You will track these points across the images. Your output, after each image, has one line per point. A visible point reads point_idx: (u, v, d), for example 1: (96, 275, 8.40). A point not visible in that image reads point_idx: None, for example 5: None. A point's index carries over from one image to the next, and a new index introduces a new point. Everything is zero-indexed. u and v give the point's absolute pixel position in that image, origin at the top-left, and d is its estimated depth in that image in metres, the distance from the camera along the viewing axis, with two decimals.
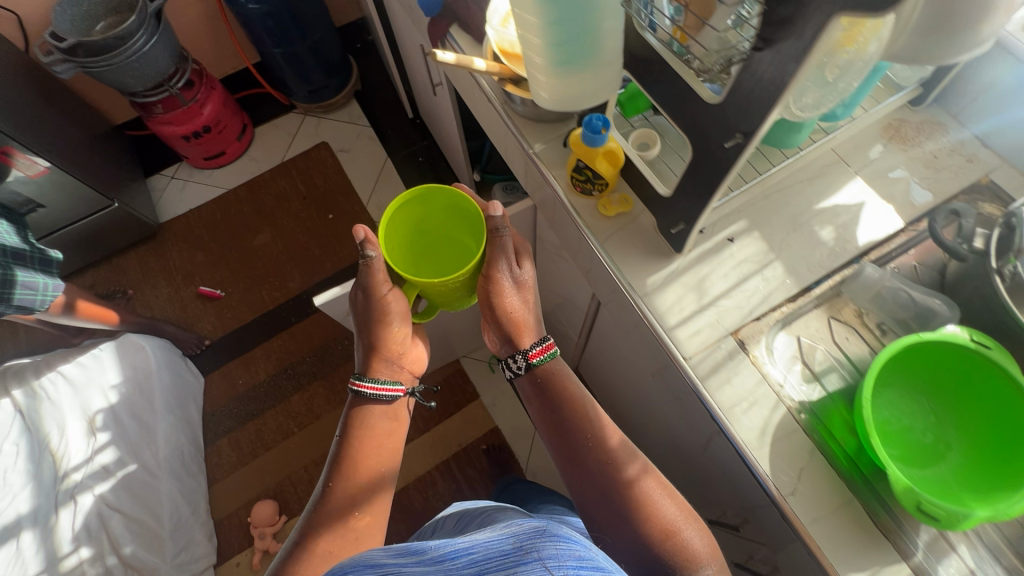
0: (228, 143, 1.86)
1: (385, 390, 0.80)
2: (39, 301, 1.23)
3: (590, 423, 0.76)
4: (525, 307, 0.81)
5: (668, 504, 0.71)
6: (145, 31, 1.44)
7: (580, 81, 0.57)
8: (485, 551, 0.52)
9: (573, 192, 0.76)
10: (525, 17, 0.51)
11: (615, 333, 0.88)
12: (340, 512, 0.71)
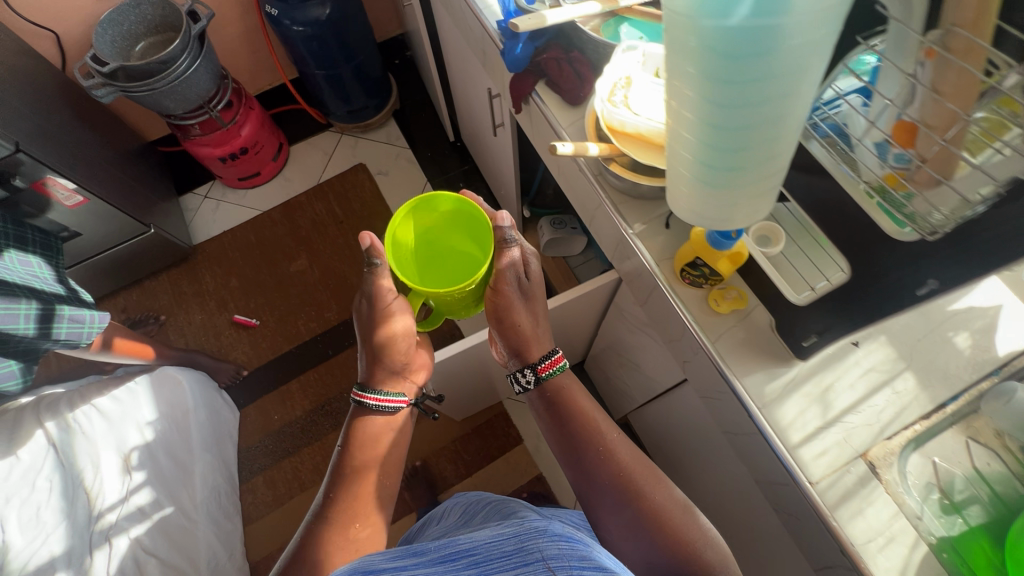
0: (264, 162, 1.80)
1: (388, 400, 0.81)
2: (86, 335, 1.19)
3: (598, 430, 0.75)
4: (533, 320, 0.80)
5: (687, 525, 0.68)
6: (188, 55, 1.38)
7: (711, 203, 0.51)
8: (486, 551, 0.55)
9: (679, 280, 0.70)
10: (679, 132, 0.47)
11: (702, 420, 0.83)
12: (345, 518, 0.73)
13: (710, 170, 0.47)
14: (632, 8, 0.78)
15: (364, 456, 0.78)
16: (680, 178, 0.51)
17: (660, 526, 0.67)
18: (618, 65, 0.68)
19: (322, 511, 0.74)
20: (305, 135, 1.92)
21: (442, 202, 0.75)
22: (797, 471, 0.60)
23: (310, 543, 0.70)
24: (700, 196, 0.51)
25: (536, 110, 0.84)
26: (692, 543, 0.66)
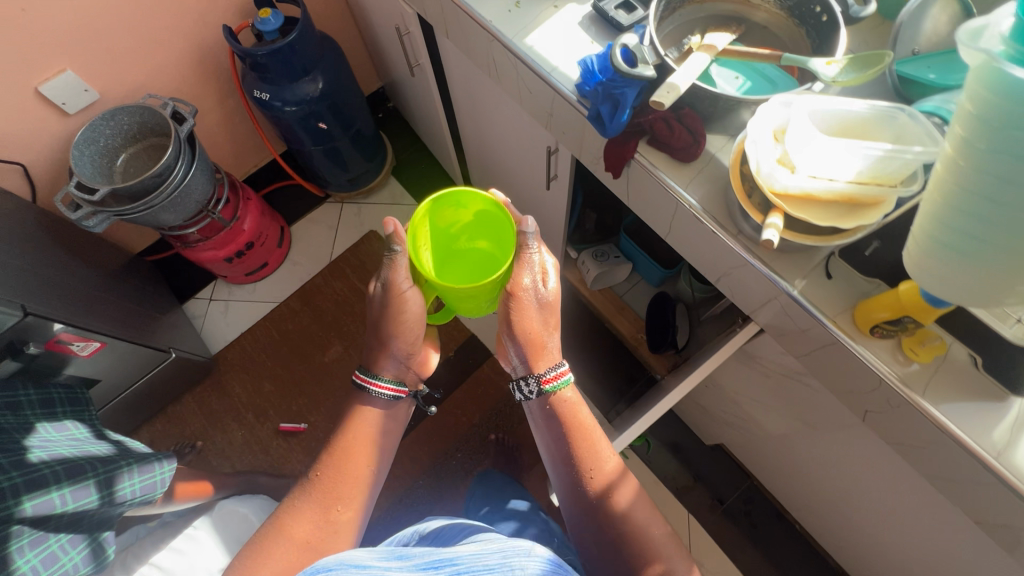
0: (271, 251, 1.67)
1: (385, 387, 0.84)
2: (159, 483, 1.09)
3: (597, 459, 0.79)
4: (545, 329, 0.83)
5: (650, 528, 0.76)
6: (184, 160, 1.26)
7: (960, 279, 0.47)
8: (470, 559, 0.57)
9: (862, 333, 0.66)
10: (941, 192, 0.44)
11: (877, 460, 0.79)
12: (324, 506, 0.75)
13: (975, 248, 0.44)
14: (724, 49, 0.72)
15: (354, 444, 0.80)
16: (920, 237, 0.48)
17: (631, 540, 0.75)
18: (770, 116, 0.64)
19: (302, 497, 0.76)
20: (303, 212, 1.79)
21: (469, 200, 0.82)
22: None
23: (290, 522, 0.74)
24: (947, 271, 0.47)
25: (639, 173, 0.78)
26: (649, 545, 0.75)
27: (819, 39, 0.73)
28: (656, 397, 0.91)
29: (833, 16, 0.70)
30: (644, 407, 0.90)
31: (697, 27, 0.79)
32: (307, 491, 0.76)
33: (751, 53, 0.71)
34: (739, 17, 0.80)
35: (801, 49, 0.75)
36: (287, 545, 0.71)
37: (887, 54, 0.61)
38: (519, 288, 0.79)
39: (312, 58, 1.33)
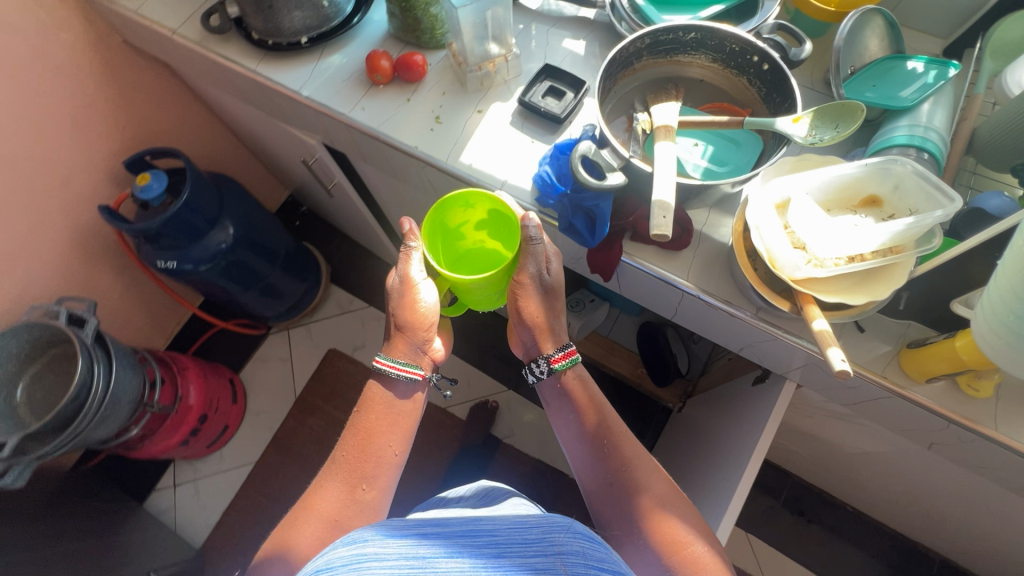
0: (228, 411, 1.49)
1: (403, 370, 0.68)
2: None
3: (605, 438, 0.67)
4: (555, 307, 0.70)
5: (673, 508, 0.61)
6: (100, 366, 1.08)
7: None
8: (509, 534, 0.43)
9: (914, 381, 0.62)
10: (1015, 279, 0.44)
11: (945, 472, 0.77)
12: (344, 487, 0.64)
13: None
14: (681, 122, 0.68)
15: (375, 426, 0.67)
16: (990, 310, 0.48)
17: (651, 527, 0.60)
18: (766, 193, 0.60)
19: (322, 480, 0.65)
20: (248, 353, 1.61)
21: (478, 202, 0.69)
22: None
23: (312, 500, 0.63)
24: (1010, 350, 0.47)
25: (630, 270, 0.72)
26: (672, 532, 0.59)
27: (767, 91, 0.70)
28: (710, 473, 0.86)
29: (776, 69, 0.67)
30: (702, 490, 0.84)
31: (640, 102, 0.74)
32: (329, 471, 0.65)
33: (710, 121, 0.67)
34: (676, 79, 0.76)
35: (751, 100, 0.72)
36: (314, 525, 0.60)
37: (862, 107, 0.58)
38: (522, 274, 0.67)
39: (212, 206, 1.19)
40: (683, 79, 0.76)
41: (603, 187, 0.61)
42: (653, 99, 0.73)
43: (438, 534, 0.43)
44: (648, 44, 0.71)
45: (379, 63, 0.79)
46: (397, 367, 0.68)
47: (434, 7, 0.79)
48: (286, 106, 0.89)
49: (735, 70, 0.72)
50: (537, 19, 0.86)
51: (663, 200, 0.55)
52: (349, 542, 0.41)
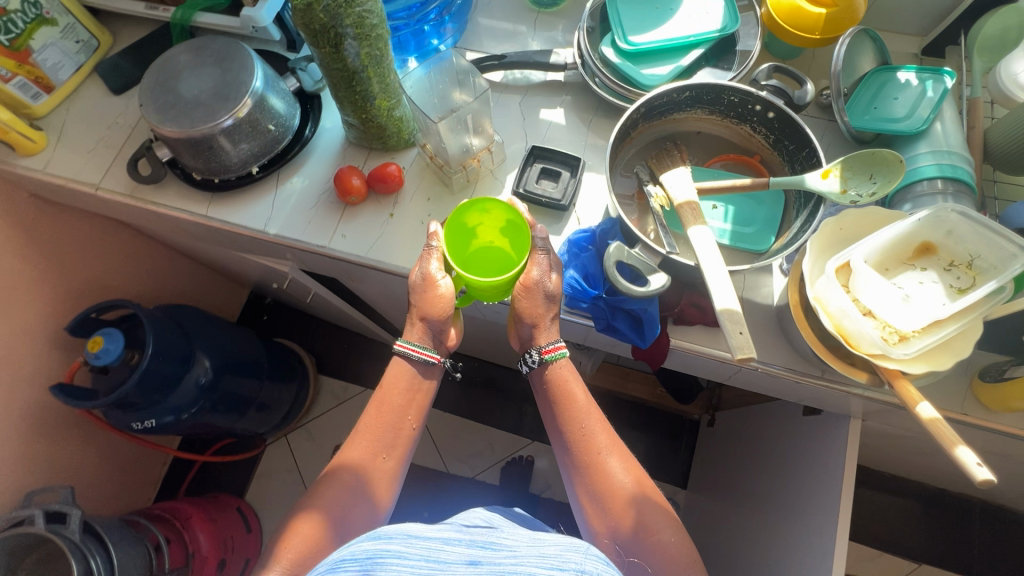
0: (245, 543, 1.36)
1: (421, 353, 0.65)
2: None
3: (583, 445, 0.62)
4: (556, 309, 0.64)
5: (642, 503, 0.59)
6: (100, 558, 0.95)
7: None
8: (534, 555, 0.43)
9: (1001, 412, 0.60)
10: None
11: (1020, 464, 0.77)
12: (368, 460, 0.63)
13: None
14: (700, 191, 0.63)
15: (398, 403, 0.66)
16: None
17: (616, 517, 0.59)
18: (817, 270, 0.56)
19: (346, 447, 0.65)
20: (249, 472, 1.47)
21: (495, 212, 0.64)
22: None
23: (337, 470, 0.63)
24: None
25: (679, 353, 0.67)
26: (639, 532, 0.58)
27: (777, 138, 0.66)
28: (795, 519, 0.82)
29: (784, 117, 0.63)
30: (792, 540, 0.81)
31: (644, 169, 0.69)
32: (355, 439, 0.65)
33: (734, 185, 0.62)
34: (673, 136, 0.72)
35: (758, 147, 0.69)
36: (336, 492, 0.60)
37: (901, 160, 0.55)
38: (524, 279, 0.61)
39: (177, 345, 1.06)
40: (680, 135, 0.72)
41: (649, 293, 0.55)
42: (660, 166, 0.67)
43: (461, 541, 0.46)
44: (642, 111, 0.67)
45: (350, 183, 0.70)
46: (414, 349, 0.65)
47: (397, 110, 0.71)
48: (251, 242, 0.78)
49: (736, 119, 0.68)
50: (504, 93, 0.80)
51: (727, 307, 0.50)
52: (375, 537, 0.44)
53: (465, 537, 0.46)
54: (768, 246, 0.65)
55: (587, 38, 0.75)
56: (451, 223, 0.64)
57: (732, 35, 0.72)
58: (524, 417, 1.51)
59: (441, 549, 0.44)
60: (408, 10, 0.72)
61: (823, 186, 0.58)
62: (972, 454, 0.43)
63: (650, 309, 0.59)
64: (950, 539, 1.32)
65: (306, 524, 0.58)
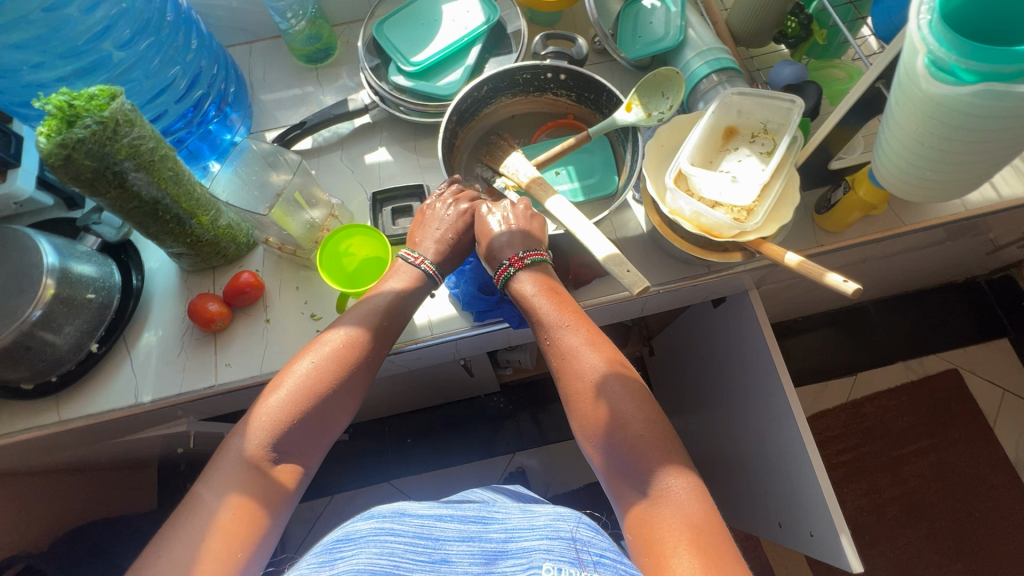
0: None
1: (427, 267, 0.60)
2: None
3: (566, 356, 0.55)
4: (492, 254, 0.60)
5: (625, 407, 0.52)
6: None
7: (939, 179, 0.48)
8: (529, 532, 0.47)
9: (841, 232, 0.70)
10: (902, 134, 0.46)
11: (873, 258, 0.91)
12: (326, 361, 0.52)
13: (948, 156, 0.44)
14: (535, 165, 0.66)
15: (399, 296, 0.58)
16: (891, 160, 0.50)
17: (610, 430, 0.51)
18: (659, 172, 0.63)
19: (303, 357, 0.53)
20: None
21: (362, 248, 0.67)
22: (1016, 198, 0.71)
23: (293, 367, 0.53)
24: (930, 179, 0.48)
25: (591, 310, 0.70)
26: (626, 440, 0.51)
27: (578, 94, 0.71)
28: (751, 395, 0.90)
29: (575, 74, 0.69)
30: (758, 412, 0.89)
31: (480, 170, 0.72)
32: (347, 322, 0.56)
33: (562, 149, 0.66)
34: (491, 129, 0.76)
35: (567, 107, 0.74)
36: (289, 392, 0.50)
37: (677, 73, 0.63)
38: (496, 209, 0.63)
39: None
40: (496, 125, 0.76)
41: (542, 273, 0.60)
42: (495, 160, 0.70)
43: (454, 515, 0.48)
44: (455, 119, 0.69)
45: (208, 310, 0.65)
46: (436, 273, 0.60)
47: (221, 219, 0.67)
48: (131, 421, 0.69)
49: (535, 92, 0.73)
50: (321, 156, 0.78)
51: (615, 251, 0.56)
52: (368, 517, 0.46)
53: (456, 511, 0.49)
54: (615, 185, 0.71)
55: (374, 75, 0.76)
56: (332, 243, 0.65)
57: (498, 24, 0.77)
58: (495, 436, 1.49)
59: (434, 525, 0.47)
60: (184, 117, 0.67)
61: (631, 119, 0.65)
62: (838, 275, 0.51)
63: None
64: (867, 343, 1.53)
65: (289, 397, 0.50)
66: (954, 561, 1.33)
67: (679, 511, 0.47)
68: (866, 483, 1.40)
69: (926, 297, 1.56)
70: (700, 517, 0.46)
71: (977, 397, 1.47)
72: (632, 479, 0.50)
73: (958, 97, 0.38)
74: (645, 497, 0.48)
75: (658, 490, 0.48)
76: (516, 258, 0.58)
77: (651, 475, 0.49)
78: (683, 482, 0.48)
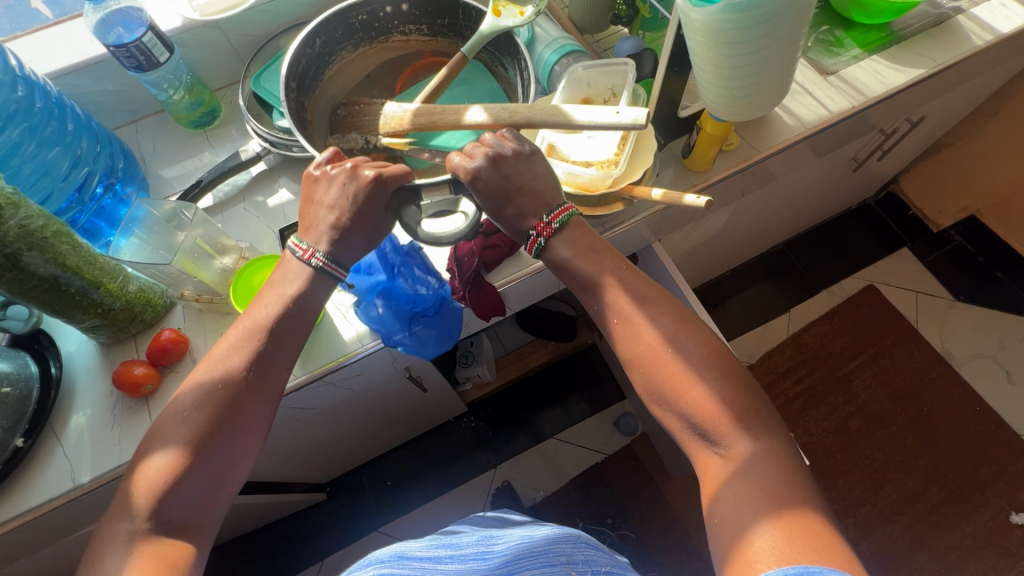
0: None
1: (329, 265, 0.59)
2: None
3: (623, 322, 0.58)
4: (495, 200, 0.59)
5: (696, 370, 0.54)
6: None
7: (749, 94, 0.56)
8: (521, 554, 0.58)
9: (709, 169, 0.79)
10: (699, 64, 0.55)
11: (756, 194, 1.01)
12: (197, 402, 0.53)
13: (740, 71, 0.53)
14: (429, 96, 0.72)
15: (280, 317, 0.57)
16: (707, 93, 0.59)
17: (680, 395, 0.53)
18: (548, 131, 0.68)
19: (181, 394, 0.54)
20: None
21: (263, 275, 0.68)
22: (842, 111, 0.83)
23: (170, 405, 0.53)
24: (742, 95, 0.56)
25: (513, 288, 0.76)
26: (696, 403, 0.52)
27: (430, 23, 0.82)
28: None
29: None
30: None
31: (340, 132, 0.78)
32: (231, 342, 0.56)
33: (443, 79, 0.72)
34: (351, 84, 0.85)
35: (421, 45, 0.85)
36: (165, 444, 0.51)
37: None
38: (470, 171, 0.58)
39: None
40: (352, 75, 0.84)
41: (474, 221, 0.59)
42: (369, 127, 0.74)
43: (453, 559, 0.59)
44: (296, 87, 0.75)
45: (134, 375, 0.65)
46: (334, 266, 0.59)
47: (131, 285, 0.67)
48: (77, 510, 0.67)
49: (382, 35, 0.83)
50: (225, 210, 0.80)
51: (522, 128, 0.61)
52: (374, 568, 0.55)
53: (454, 554, 0.60)
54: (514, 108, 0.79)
55: (259, 124, 0.80)
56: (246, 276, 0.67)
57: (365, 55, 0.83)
58: (473, 456, 1.49)
59: (430, 567, 0.57)
60: (71, 198, 0.68)
61: (503, 21, 0.72)
62: (694, 195, 0.59)
63: (434, 337, 0.74)
64: (791, 280, 1.65)
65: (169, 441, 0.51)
66: (919, 456, 1.42)
67: (755, 474, 0.49)
68: (824, 406, 1.48)
69: (830, 227, 1.71)
70: (774, 479, 0.49)
71: (897, 304, 1.60)
72: (708, 440, 0.52)
73: (713, 16, 0.47)
74: (721, 457, 0.51)
75: (732, 453, 0.51)
76: (543, 224, 0.59)
77: (727, 433, 0.51)
78: (762, 448, 0.50)
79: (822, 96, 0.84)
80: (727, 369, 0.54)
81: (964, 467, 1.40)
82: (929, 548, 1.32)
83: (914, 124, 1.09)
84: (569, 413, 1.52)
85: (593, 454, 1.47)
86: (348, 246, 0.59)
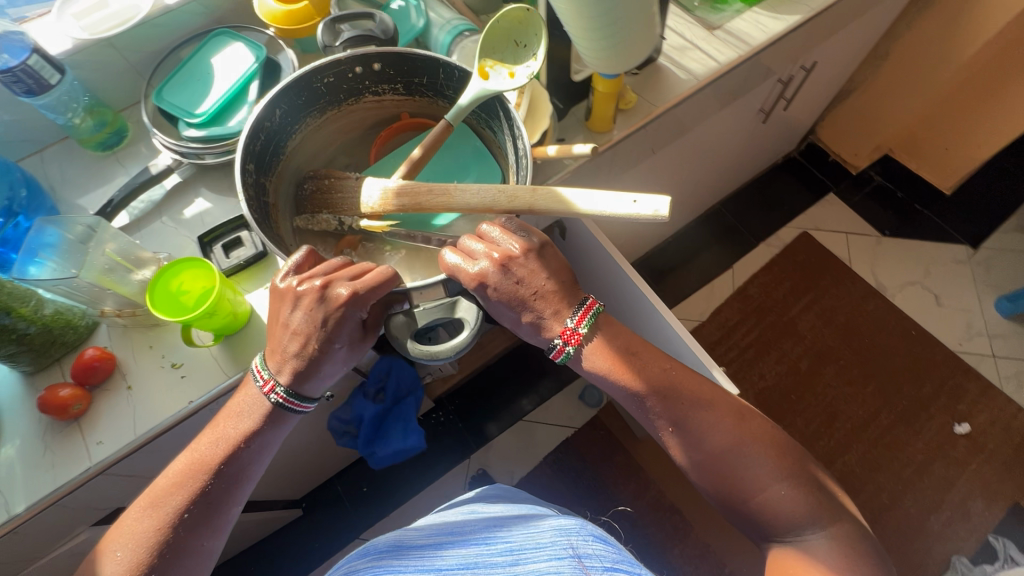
0: None
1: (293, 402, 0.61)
2: None
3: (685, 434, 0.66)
4: (506, 300, 0.63)
5: (761, 475, 0.65)
6: None
7: (617, 43, 0.60)
8: (529, 555, 0.55)
9: (611, 127, 0.82)
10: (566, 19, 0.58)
11: (670, 152, 1.05)
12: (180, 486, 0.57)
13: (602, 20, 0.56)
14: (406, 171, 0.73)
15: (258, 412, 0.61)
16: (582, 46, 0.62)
17: (744, 491, 0.65)
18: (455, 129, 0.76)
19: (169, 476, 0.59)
20: None
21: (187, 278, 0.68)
22: (730, 62, 0.88)
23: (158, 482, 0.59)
24: (613, 45, 0.60)
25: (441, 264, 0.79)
26: (768, 502, 0.64)
27: (406, 82, 0.78)
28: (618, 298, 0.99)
29: (388, 60, 0.74)
30: (627, 308, 0.98)
31: (308, 210, 0.80)
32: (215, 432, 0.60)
33: (425, 148, 0.71)
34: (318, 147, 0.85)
35: (396, 104, 0.84)
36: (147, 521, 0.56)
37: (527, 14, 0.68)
38: (477, 277, 0.61)
39: None
40: (320, 141, 0.84)
41: (473, 328, 0.63)
42: (340, 208, 0.77)
43: (454, 554, 0.58)
44: (254, 167, 0.72)
45: (60, 397, 0.64)
46: (293, 401, 0.61)
47: (46, 308, 0.66)
48: (17, 542, 0.66)
49: (352, 98, 0.80)
50: (142, 226, 0.80)
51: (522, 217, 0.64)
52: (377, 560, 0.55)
53: (453, 547, 0.59)
54: (499, 167, 0.81)
55: (167, 137, 0.79)
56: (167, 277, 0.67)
57: (269, 59, 0.85)
58: (447, 450, 1.50)
59: (431, 558, 0.56)
60: None
61: (491, 87, 0.69)
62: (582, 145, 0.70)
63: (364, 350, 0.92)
64: (731, 237, 1.71)
65: (148, 519, 0.56)
66: (867, 385, 1.49)
67: (821, 556, 0.61)
68: (775, 351, 1.55)
69: (760, 182, 1.79)
70: (836, 561, 0.61)
71: (830, 247, 1.69)
72: (778, 534, 0.64)
73: None
74: (789, 545, 0.63)
75: (800, 543, 0.63)
76: (568, 332, 0.63)
77: (793, 525, 0.63)
78: (825, 536, 0.62)
79: (711, 49, 0.89)
80: (789, 464, 0.65)
81: (908, 389, 1.49)
82: (886, 469, 1.40)
83: (810, 70, 1.16)
84: (535, 394, 1.55)
85: (563, 430, 1.50)
86: (314, 377, 0.61)
